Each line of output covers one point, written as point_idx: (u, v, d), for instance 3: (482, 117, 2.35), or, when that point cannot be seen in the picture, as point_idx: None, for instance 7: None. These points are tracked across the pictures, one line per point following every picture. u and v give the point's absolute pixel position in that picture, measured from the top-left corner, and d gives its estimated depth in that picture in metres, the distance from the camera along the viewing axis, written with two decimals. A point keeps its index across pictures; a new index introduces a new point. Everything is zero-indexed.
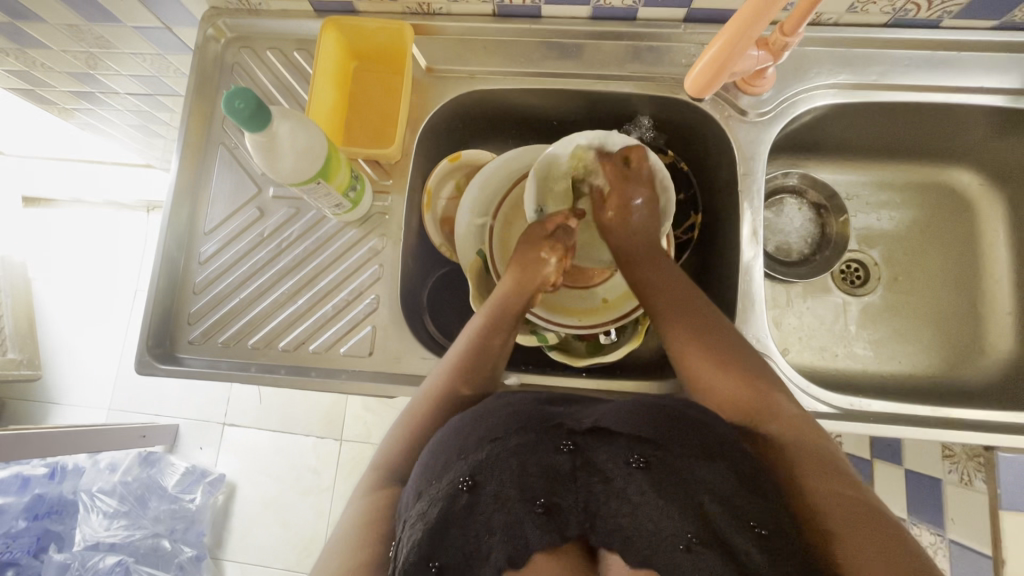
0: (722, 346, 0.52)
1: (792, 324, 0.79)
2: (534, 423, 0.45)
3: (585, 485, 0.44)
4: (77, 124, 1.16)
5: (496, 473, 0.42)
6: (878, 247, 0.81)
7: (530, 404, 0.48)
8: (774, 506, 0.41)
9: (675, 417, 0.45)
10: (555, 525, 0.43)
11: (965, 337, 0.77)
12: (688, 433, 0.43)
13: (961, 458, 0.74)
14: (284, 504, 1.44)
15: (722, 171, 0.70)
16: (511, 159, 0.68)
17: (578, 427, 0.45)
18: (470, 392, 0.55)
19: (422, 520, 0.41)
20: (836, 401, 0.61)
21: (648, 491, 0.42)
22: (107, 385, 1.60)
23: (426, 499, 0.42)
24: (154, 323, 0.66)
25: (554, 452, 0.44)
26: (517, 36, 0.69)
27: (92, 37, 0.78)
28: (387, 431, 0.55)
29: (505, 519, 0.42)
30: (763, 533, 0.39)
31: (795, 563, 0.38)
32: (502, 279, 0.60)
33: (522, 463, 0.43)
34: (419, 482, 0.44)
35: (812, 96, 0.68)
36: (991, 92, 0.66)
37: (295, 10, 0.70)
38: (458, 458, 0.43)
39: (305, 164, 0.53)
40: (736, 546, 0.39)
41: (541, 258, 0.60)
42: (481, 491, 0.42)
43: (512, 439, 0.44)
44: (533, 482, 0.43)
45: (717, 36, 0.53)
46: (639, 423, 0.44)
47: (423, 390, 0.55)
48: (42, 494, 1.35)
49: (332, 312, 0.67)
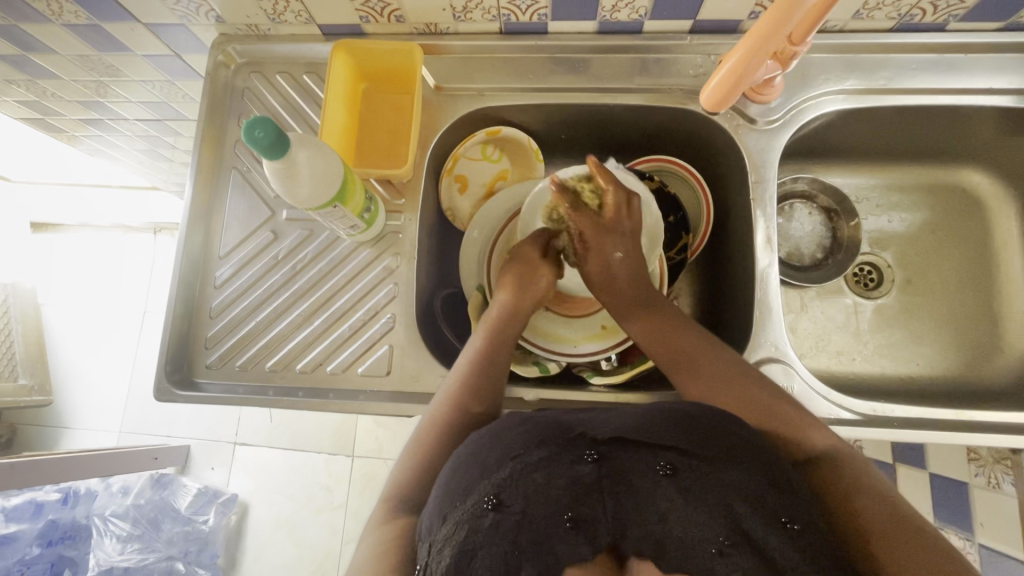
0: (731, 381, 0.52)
1: (807, 328, 0.79)
2: (555, 435, 0.45)
3: (611, 494, 0.43)
4: (86, 151, 1.18)
5: (521, 490, 0.42)
6: (891, 249, 0.81)
7: (552, 418, 0.48)
8: (804, 505, 0.42)
9: (696, 421, 0.46)
10: (586, 537, 0.42)
11: (983, 337, 0.77)
12: (712, 437, 0.44)
13: (987, 462, 0.75)
14: (297, 523, 1.43)
15: (733, 178, 0.70)
16: (518, 189, 0.72)
17: (600, 437, 0.45)
18: (475, 404, 0.56)
19: (449, 543, 0.41)
20: (858, 407, 0.60)
21: (677, 497, 0.42)
22: (116, 407, 1.60)
23: (451, 522, 0.41)
24: (171, 348, 0.66)
25: (578, 462, 0.44)
26: (524, 53, 0.70)
27: (102, 66, 0.79)
28: (399, 454, 0.55)
29: (531, 535, 0.41)
30: (795, 528, 0.40)
31: (828, 556, 0.40)
32: (499, 292, 0.62)
33: (547, 477, 0.43)
34: (443, 505, 0.43)
35: (821, 102, 0.68)
36: (999, 93, 0.66)
37: (304, 34, 0.70)
38: (482, 478, 0.43)
39: (323, 188, 0.53)
40: (767, 544, 0.40)
41: (534, 279, 0.62)
42: (507, 511, 0.41)
43: (534, 454, 0.44)
44: (558, 495, 0.42)
45: (732, 53, 0.56)
46: (662, 431, 0.45)
47: (431, 412, 0.56)
48: (56, 520, 1.36)
49: (348, 333, 0.67)
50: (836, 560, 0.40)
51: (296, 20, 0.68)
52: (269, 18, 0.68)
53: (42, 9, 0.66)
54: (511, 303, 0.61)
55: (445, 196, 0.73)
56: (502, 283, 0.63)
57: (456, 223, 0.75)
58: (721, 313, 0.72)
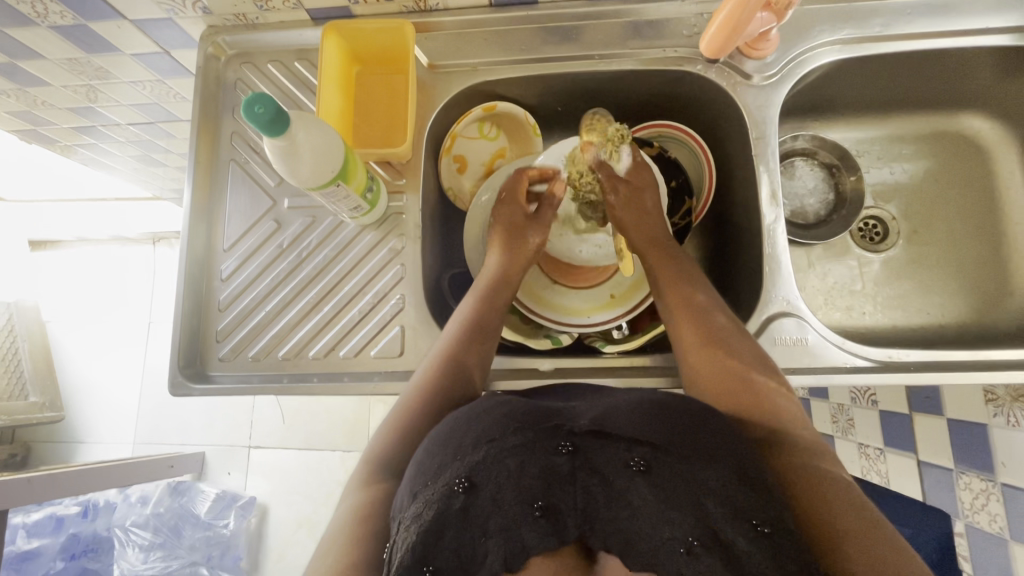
0: (728, 348, 0.55)
1: (816, 285, 0.79)
2: (532, 422, 0.44)
3: (584, 487, 0.43)
4: (80, 161, 1.17)
5: (493, 474, 0.42)
6: (895, 201, 0.81)
7: (529, 402, 0.48)
8: (775, 506, 0.41)
9: (671, 415, 0.45)
10: (555, 528, 0.41)
11: (992, 283, 0.77)
12: (689, 436, 0.44)
13: (1006, 401, 0.69)
14: (317, 521, 1.44)
15: (734, 137, 0.70)
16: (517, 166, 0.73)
17: (578, 428, 0.45)
18: (476, 363, 0.57)
19: (417, 522, 0.40)
20: (873, 354, 0.60)
21: (648, 494, 0.42)
22: (129, 418, 1.61)
23: (421, 501, 0.41)
24: (183, 342, 0.66)
25: (552, 452, 0.43)
26: (516, 24, 0.69)
27: (92, 69, 0.79)
28: (376, 434, 0.54)
29: (501, 521, 0.41)
30: (765, 532, 0.39)
31: (799, 565, 0.38)
32: (493, 253, 0.66)
33: (521, 463, 0.42)
34: (415, 484, 0.43)
35: (817, 54, 0.67)
36: (995, 32, 0.65)
37: (293, 21, 0.70)
38: (455, 458, 0.43)
39: (325, 166, 0.52)
40: (738, 546, 0.39)
41: (524, 235, 0.67)
42: (478, 494, 0.41)
43: (510, 439, 0.43)
44: (530, 484, 0.42)
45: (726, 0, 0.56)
46: (640, 425, 0.44)
47: (426, 362, 0.58)
48: (78, 533, 1.39)
49: (358, 316, 0.66)
50: (804, 565, 0.38)
51: (284, 6, 0.67)
52: (256, 6, 0.67)
53: (27, 11, 0.66)
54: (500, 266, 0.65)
55: (447, 173, 0.73)
56: (492, 244, 0.67)
57: (456, 203, 0.75)
58: (729, 274, 0.72)
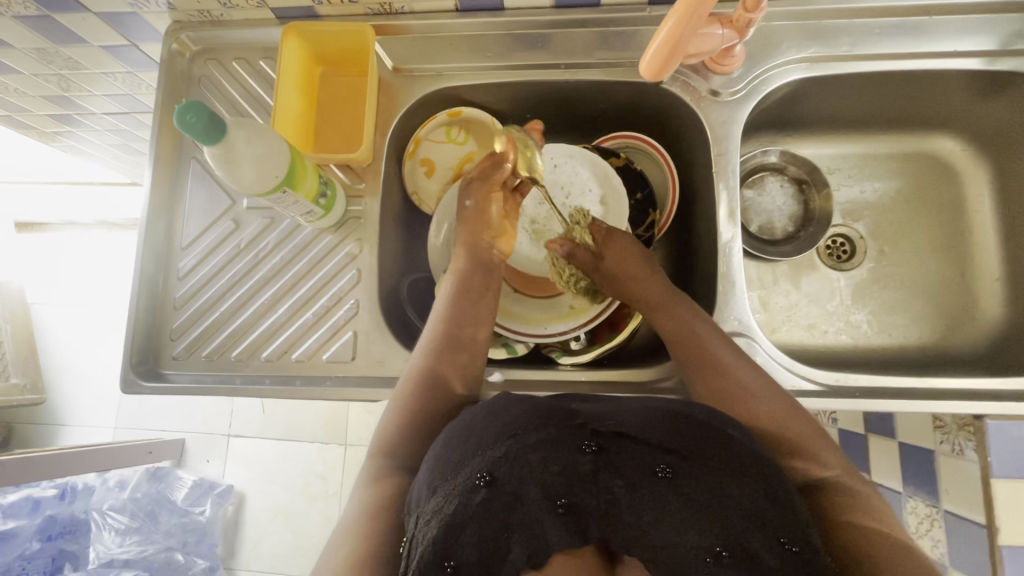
0: (749, 391, 0.54)
1: (780, 303, 0.79)
2: (555, 419, 0.43)
3: (607, 488, 0.41)
4: (59, 147, 1.17)
5: (516, 470, 0.40)
6: (864, 220, 0.81)
7: (550, 401, 0.46)
8: (802, 523, 0.41)
9: (694, 426, 0.43)
10: (577, 528, 0.40)
11: (957, 305, 0.76)
12: (717, 449, 0.42)
13: (951, 428, 0.69)
14: (293, 512, 1.45)
15: (697, 153, 0.69)
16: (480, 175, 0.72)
17: (602, 428, 0.43)
18: (453, 374, 0.57)
19: (437, 516, 0.39)
20: (821, 377, 0.60)
21: (675, 501, 0.40)
22: (110, 403, 1.62)
23: (441, 494, 0.40)
24: (137, 340, 0.66)
25: (577, 452, 0.41)
26: (482, 30, 0.69)
27: (62, 59, 0.78)
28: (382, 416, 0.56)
29: (523, 517, 0.40)
30: (793, 549, 0.39)
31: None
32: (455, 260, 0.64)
33: (544, 459, 0.41)
34: (433, 479, 0.42)
35: (784, 71, 0.66)
36: (965, 56, 0.65)
37: (258, 19, 0.69)
38: (476, 454, 0.42)
39: (267, 173, 0.52)
40: (764, 560, 0.38)
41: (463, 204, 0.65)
42: (500, 488, 0.40)
43: (532, 435, 0.42)
44: (553, 480, 0.40)
45: (670, 13, 0.51)
46: (665, 432, 0.42)
47: (407, 374, 0.58)
48: (54, 515, 1.38)
49: (311, 320, 0.67)
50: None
51: (248, 4, 0.67)
52: (221, 4, 0.67)
53: None
54: (468, 273, 0.63)
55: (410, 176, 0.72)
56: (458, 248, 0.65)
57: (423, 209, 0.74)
58: (689, 289, 0.72)
